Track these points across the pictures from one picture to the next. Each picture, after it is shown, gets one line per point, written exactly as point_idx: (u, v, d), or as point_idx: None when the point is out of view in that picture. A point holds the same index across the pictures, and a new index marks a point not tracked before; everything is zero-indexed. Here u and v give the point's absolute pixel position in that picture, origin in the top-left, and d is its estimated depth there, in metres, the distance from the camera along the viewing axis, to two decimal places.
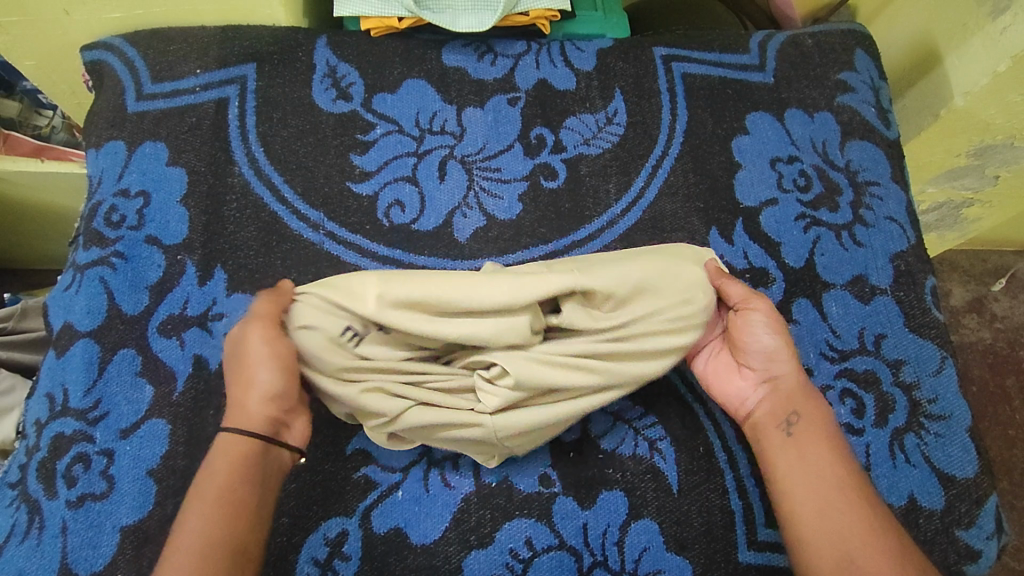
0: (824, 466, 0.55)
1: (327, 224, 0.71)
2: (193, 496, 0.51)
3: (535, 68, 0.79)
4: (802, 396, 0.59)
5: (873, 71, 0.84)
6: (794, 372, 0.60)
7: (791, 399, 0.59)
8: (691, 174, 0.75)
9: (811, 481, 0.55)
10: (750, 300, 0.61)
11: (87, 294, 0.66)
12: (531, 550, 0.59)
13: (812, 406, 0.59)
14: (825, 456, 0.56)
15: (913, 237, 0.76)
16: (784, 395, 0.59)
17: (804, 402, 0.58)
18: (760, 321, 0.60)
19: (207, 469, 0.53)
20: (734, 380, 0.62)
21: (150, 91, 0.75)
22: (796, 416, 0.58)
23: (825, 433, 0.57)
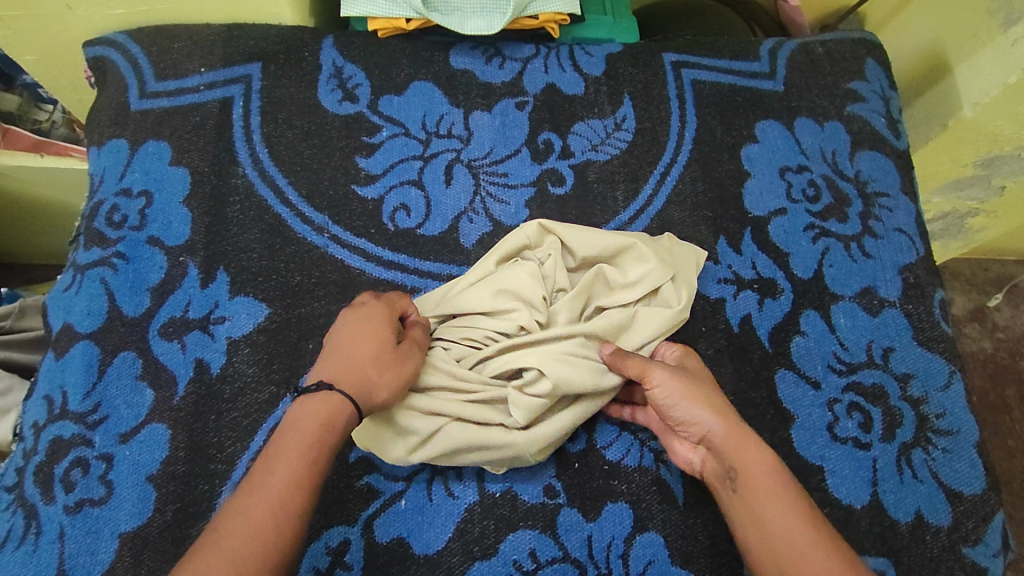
0: (773, 519, 0.50)
1: (332, 227, 0.70)
2: (279, 443, 0.50)
3: (544, 72, 0.78)
4: (739, 446, 0.54)
5: (883, 80, 0.83)
6: (718, 420, 0.55)
7: (727, 450, 0.54)
8: (700, 183, 0.75)
9: (766, 537, 0.50)
10: (654, 365, 0.57)
11: (87, 296, 0.65)
12: (535, 562, 0.58)
13: (752, 454, 0.53)
14: (776, 507, 0.51)
15: (922, 250, 0.75)
16: (720, 448, 0.54)
17: (744, 452, 0.53)
18: (659, 374, 0.57)
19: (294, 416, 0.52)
20: (675, 440, 0.59)
21: (153, 89, 0.74)
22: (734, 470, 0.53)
23: (770, 482, 0.52)
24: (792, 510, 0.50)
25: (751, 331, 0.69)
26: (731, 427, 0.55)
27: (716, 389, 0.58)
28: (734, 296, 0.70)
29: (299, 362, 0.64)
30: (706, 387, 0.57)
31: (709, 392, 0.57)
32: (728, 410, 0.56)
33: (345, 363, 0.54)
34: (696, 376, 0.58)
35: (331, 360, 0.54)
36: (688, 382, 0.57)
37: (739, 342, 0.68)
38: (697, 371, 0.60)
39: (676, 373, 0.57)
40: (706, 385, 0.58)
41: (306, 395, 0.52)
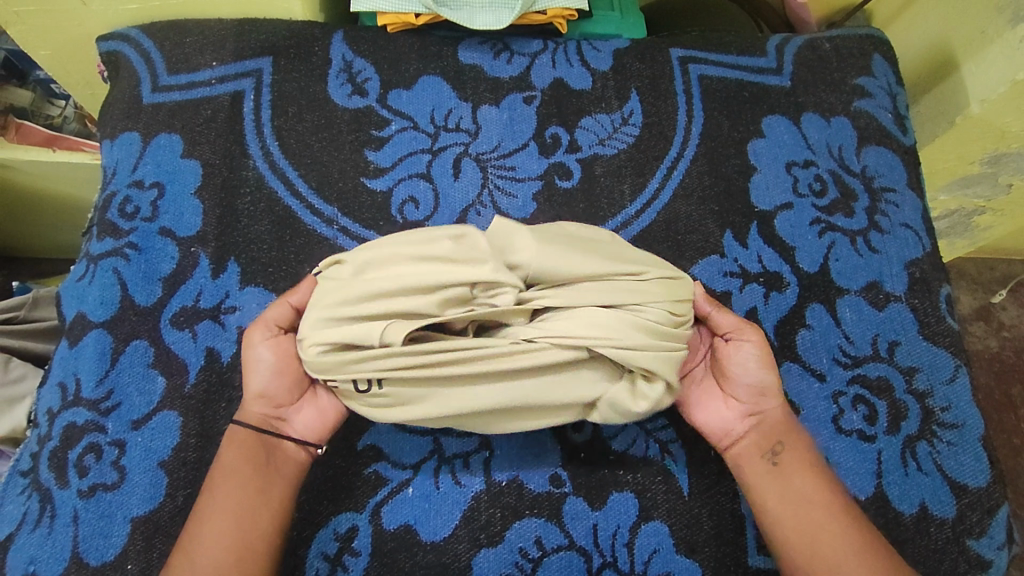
0: (816, 504, 0.55)
1: (341, 219, 0.71)
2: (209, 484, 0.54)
3: (552, 67, 0.79)
4: (787, 438, 0.58)
5: (890, 77, 0.83)
6: (776, 408, 0.59)
7: (779, 439, 0.58)
8: (706, 177, 0.75)
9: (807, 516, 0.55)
10: (745, 331, 0.59)
11: (100, 285, 0.66)
12: (541, 550, 0.59)
13: (800, 451, 0.58)
14: (816, 494, 0.55)
15: (928, 245, 0.75)
16: (768, 441, 0.58)
17: (793, 447, 0.58)
18: (749, 336, 0.59)
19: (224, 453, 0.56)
20: (716, 404, 0.59)
21: (165, 83, 0.75)
22: (781, 456, 0.57)
23: (806, 462, 0.57)
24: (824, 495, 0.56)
25: (757, 325, 0.69)
26: (784, 419, 0.59)
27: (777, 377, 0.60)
28: (740, 289, 0.70)
29: None
30: (769, 361, 0.61)
31: (770, 364, 0.60)
32: (780, 401, 0.60)
33: (241, 381, 0.57)
34: (774, 352, 0.60)
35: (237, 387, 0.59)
36: (770, 353, 0.59)
37: None
38: (767, 347, 0.62)
39: (763, 340, 0.59)
40: (777, 360, 0.60)
41: (227, 433, 0.57)
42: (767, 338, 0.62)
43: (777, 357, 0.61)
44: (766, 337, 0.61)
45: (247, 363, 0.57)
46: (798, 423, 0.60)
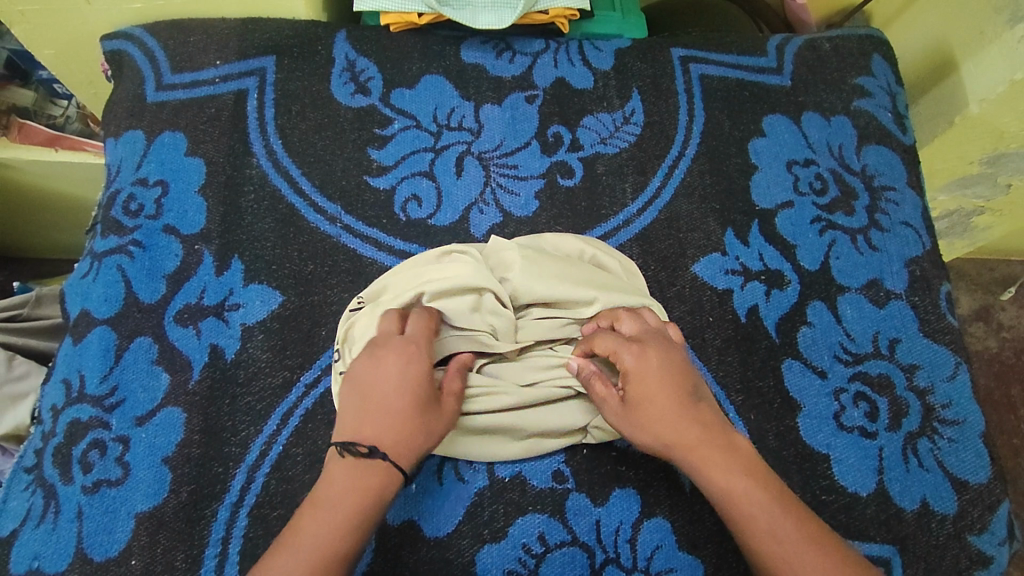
0: (748, 516, 0.52)
1: (344, 217, 0.71)
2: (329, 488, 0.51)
3: (554, 67, 0.79)
4: (700, 458, 0.54)
5: (890, 77, 0.84)
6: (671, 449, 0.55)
7: (693, 465, 0.54)
8: (707, 176, 0.75)
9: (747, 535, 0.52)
10: (599, 403, 0.58)
11: (104, 282, 0.66)
12: (544, 546, 0.59)
13: (721, 465, 0.53)
14: (749, 507, 0.52)
15: (928, 243, 0.76)
16: (690, 470, 0.55)
17: (710, 465, 0.54)
18: (603, 406, 0.58)
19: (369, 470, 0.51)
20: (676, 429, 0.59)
21: (169, 81, 0.75)
22: (701, 481, 0.54)
23: (723, 476, 0.53)
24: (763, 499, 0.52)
25: (759, 322, 0.69)
26: (691, 437, 0.54)
27: (673, 402, 0.55)
28: (741, 287, 0.71)
29: (312, 349, 0.65)
30: (651, 405, 0.56)
31: (648, 416, 0.56)
32: (681, 420, 0.55)
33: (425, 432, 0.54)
34: (646, 407, 0.56)
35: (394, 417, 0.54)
36: (636, 419, 0.56)
37: (746, 332, 0.69)
38: (652, 392, 0.56)
39: (612, 417, 0.57)
40: (646, 422, 0.55)
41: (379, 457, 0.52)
42: (648, 383, 0.56)
43: (653, 408, 0.55)
44: (634, 391, 0.56)
45: (416, 399, 0.55)
46: (709, 433, 0.55)
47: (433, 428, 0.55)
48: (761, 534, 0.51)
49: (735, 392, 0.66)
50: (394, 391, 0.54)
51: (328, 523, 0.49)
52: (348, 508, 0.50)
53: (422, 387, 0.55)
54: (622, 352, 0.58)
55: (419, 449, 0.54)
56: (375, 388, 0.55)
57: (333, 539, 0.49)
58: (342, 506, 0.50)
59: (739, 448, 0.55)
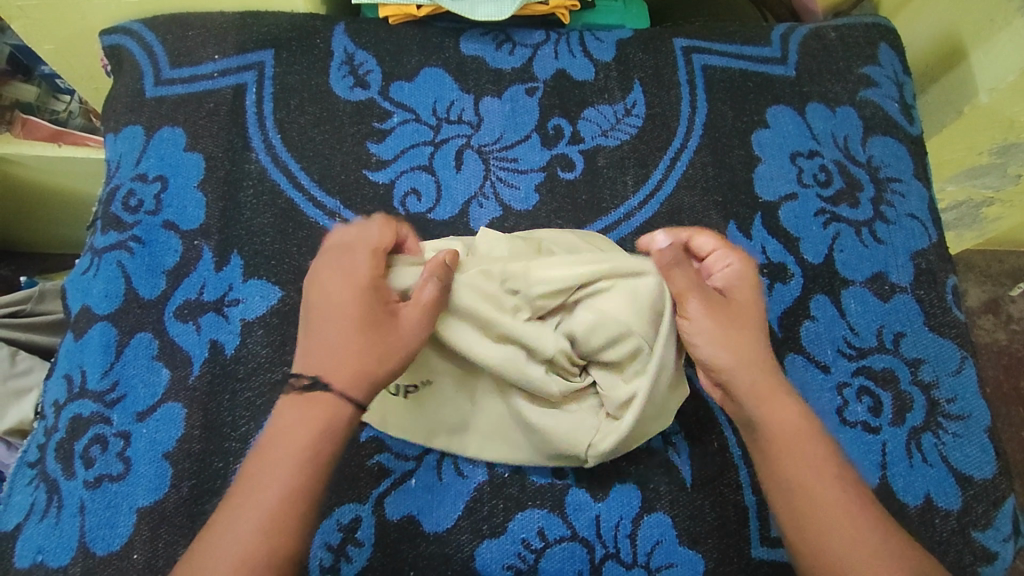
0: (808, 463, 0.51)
1: (343, 212, 0.71)
2: (279, 438, 0.49)
3: (554, 59, 0.79)
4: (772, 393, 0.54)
5: (897, 66, 0.82)
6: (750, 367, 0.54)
7: (761, 394, 0.54)
8: (710, 168, 0.75)
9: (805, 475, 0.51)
10: (692, 289, 0.55)
11: (104, 278, 0.67)
12: (543, 541, 0.59)
13: (787, 409, 0.54)
14: (812, 450, 0.52)
15: (935, 235, 0.74)
16: (751, 398, 0.54)
17: (777, 406, 0.54)
18: (683, 288, 0.55)
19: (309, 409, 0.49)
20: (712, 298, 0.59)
21: (168, 76, 0.75)
22: (761, 409, 0.54)
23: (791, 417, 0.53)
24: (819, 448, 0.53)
25: (761, 316, 0.69)
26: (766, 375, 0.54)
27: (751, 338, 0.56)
28: None
29: None
30: (741, 323, 0.56)
31: (742, 330, 0.56)
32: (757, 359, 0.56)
33: (376, 349, 0.51)
34: (736, 313, 0.56)
35: (333, 347, 0.50)
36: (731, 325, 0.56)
37: None
38: (747, 310, 0.57)
39: (705, 305, 0.55)
40: (733, 325, 0.56)
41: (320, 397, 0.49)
42: (746, 298, 0.57)
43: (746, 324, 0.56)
44: (733, 297, 0.57)
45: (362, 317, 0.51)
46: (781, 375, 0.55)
47: (389, 344, 0.51)
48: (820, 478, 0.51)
49: None
50: (335, 308, 0.52)
51: (283, 465, 0.47)
52: (302, 438, 0.48)
53: (364, 295, 0.52)
54: (724, 261, 0.59)
55: (367, 373, 0.50)
56: (323, 304, 0.52)
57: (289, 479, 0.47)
58: (293, 440, 0.48)
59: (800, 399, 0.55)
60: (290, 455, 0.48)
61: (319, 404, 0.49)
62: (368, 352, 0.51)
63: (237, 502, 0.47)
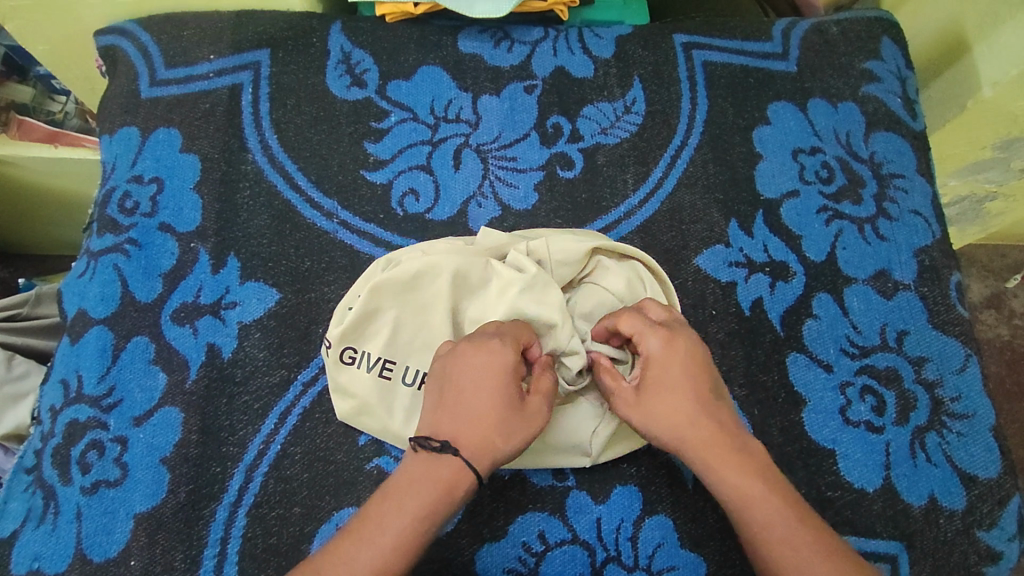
0: (764, 523, 0.49)
1: (341, 213, 0.70)
2: (396, 490, 0.49)
3: (553, 55, 0.78)
4: (713, 456, 0.51)
5: (900, 60, 0.81)
6: (696, 433, 0.52)
7: (702, 463, 0.52)
8: (711, 165, 0.74)
9: (757, 546, 0.49)
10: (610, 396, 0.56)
11: (101, 281, 0.66)
12: (544, 544, 0.59)
13: (733, 469, 0.51)
14: (761, 515, 0.49)
15: (939, 232, 0.74)
16: (698, 469, 0.52)
17: (719, 469, 0.51)
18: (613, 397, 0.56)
19: (430, 473, 0.49)
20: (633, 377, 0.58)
21: (163, 76, 0.74)
22: (710, 479, 0.51)
23: (738, 478, 0.51)
24: (774, 507, 0.49)
25: (763, 315, 0.68)
26: (705, 436, 0.52)
27: (684, 398, 0.53)
28: (745, 279, 0.69)
29: (309, 346, 0.64)
30: (671, 402, 0.53)
31: (671, 408, 0.53)
32: (694, 419, 0.52)
33: (499, 427, 0.50)
34: (657, 396, 0.54)
35: (463, 421, 0.50)
36: (661, 409, 0.53)
37: (750, 326, 0.68)
38: (671, 376, 0.54)
39: (622, 409, 0.55)
40: (659, 411, 0.53)
41: (442, 466, 0.49)
42: (668, 370, 0.54)
43: (670, 395, 0.53)
44: (650, 379, 0.54)
45: (498, 396, 0.51)
46: (730, 429, 0.53)
47: (514, 429, 0.51)
48: (769, 548, 0.49)
49: (740, 387, 0.65)
50: (474, 383, 0.51)
51: (398, 516, 0.47)
52: (420, 496, 0.48)
53: (506, 381, 0.51)
54: (644, 337, 0.56)
55: (495, 451, 0.50)
56: (463, 380, 0.52)
57: (402, 530, 0.47)
58: (414, 495, 0.48)
59: (751, 451, 0.52)
60: (406, 505, 0.48)
61: (443, 470, 0.49)
62: (489, 429, 0.50)
63: (336, 544, 0.47)
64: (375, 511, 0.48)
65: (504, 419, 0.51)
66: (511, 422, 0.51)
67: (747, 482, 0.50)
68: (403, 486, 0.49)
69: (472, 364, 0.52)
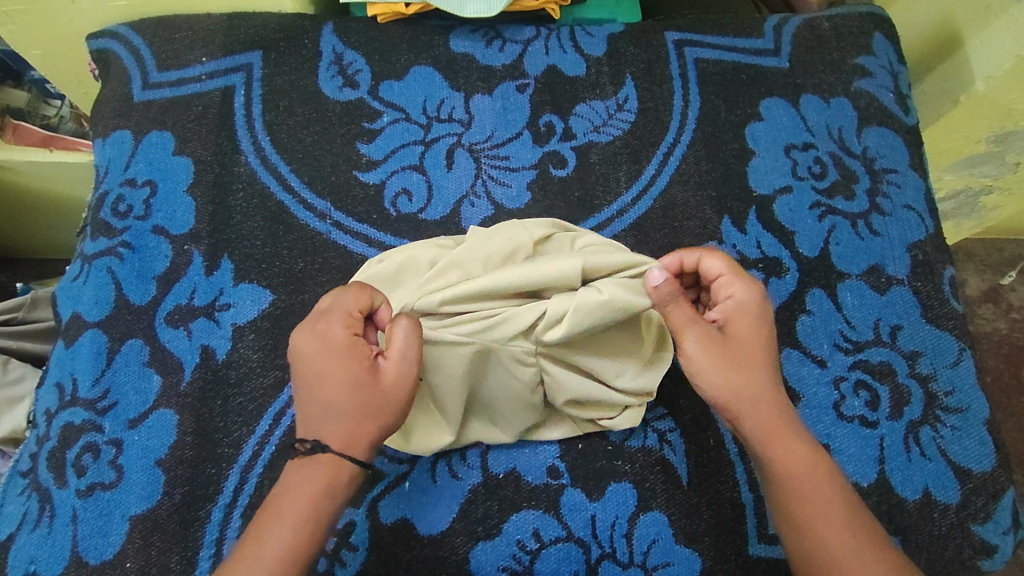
0: (823, 498, 0.50)
1: (334, 213, 0.70)
2: (275, 499, 0.49)
3: (545, 54, 0.78)
4: (780, 429, 0.53)
5: (892, 55, 0.81)
6: (768, 401, 0.53)
7: (769, 433, 0.53)
8: (703, 162, 0.74)
9: (809, 520, 0.50)
10: (691, 328, 0.53)
11: (94, 284, 0.66)
12: (539, 542, 0.59)
13: (794, 444, 0.52)
14: (819, 491, 0.51)
15: (932, 226, 0.74)
16: (760, 437, 0.53)
17: (781, 440, 0.52)
18: (695, 330, 0.53)
19: (306, 471, 0.49)
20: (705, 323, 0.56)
21: (156, 79, 0.74)
22: (773, 452, 0.52)
23: (800, 452, 0.52)
24: (829, 485, 0.51)
25: None
26: (775, 408, 0.53)
27: (758, 369, 0.54)
28: None
29: None
30: (747, 353, 0.54)
31: (751, 360, 0.54)
32: (765, 390, 0.53)
33: (364, 413, 0.50)
34: (740, 350, 0.54)
35: (329, 415, 0.50)
36: (742, 356, 0.54)
37: None
38: (750, 339, 0.55)
39: (706, 341, 0.53)
40: (741, 359, 0.54)
41: (321, 462, 0.49)
42: (750, 324, 0.55)
43: (749, 353, 0.54)
44: (736, 326, 0.55)
45: (351, 380, 0.50)
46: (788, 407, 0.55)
47: (379, 407, 0.50)
48: (818, 520, 0.50)
49: None
50: (326, 374, 0.50)
51: (285, 520, 0.48)
52: (303, 496, 0.48)
53: (351, 360, 0.50)
54: (732, 286, 0.56)
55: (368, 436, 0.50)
56: (312, 371, 0.51)
57: (291, 530, 0.47)
58: (296, 498, 0.48)
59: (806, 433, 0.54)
60: (293, 509, 0.48)
61: (321, 467, 0.49)
62: (357, 415, 0.50)
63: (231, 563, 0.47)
64: (266, 519, 0.48)
65: (363, 400, 0.50)
66: (370, 401, 0.50)
67: (808, 458, 0.52)
68: (282, 490, 0.49)
69: (324, 353, 0.51)
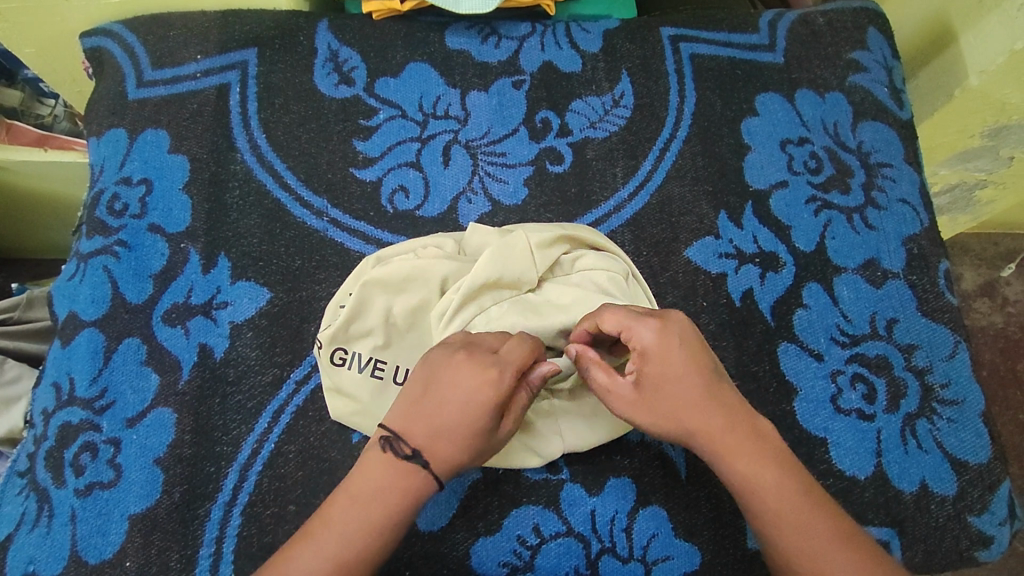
0: (776, 507, 0.50)
1: (331, 211, 0.70)
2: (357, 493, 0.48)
3: (540, 50, 0.78)
4: (728, 442, 0.51)
5: (886, 50, 0.81)
6: (710, 423, 0.51)
7: (715, 450, 0.51)
8: (699, 158, 0.74)
9: (767, 528, 0.50)
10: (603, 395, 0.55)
11: (91, 283, 0.66)
12: (539, 537, 0.59)
13: (745, 455, 0.51)
14: (771, 499, 0.50)
15: (927, 220, 0.74)
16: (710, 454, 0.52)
17: (731, 456, 0.51)
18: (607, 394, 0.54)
19: (394, 484, 0.48)
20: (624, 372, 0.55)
21: (150, 77, 0.74)
22: (721, 465, 0.51)
23: (750, 459, 0.51)
24: (782, 487, 0.50)
25: (753, 306, 0.68)
26: (716, 423, 0.51)
27: (693, 389, 0.52)
28: (735, 270, 0.70)
29: (302, 344, 0.64)
30: (675, 394, 0.52)
31: (675, 402, 0.52)
32: (704, 408, 0.52)
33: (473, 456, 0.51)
34: (662, 393, 0.52)
35: (440, 441, 0.50)
36: (663, 402, 0.52)
37: (741, 317, 0.68)
38: (676, 371, 0.52)
39: (619, 405, 0.54)
40: (663, 406, 0.52)
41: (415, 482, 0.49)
42: (667, 365, 0.52)
43: (671, 390, 0.52)
44: (648, 374, 0.53)
45: (479, 424, 0.50)
46: (742, 412, 0.52)
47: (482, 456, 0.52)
48: (777, 523, 0.49)
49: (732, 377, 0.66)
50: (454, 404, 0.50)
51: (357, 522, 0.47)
52: (384, 506, 0.48)
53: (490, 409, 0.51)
54: (636, 330, 0.53)
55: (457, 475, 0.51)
56: (439, 396, 0.50)
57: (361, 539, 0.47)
58: (379, 505, 0.48)
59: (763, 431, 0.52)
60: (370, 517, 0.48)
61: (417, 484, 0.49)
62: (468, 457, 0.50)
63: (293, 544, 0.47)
64: (332, 512, 0.48)
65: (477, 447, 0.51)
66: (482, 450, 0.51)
67: (759, 463, 0.51)
68: (360, 491, 0.48)
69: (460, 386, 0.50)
